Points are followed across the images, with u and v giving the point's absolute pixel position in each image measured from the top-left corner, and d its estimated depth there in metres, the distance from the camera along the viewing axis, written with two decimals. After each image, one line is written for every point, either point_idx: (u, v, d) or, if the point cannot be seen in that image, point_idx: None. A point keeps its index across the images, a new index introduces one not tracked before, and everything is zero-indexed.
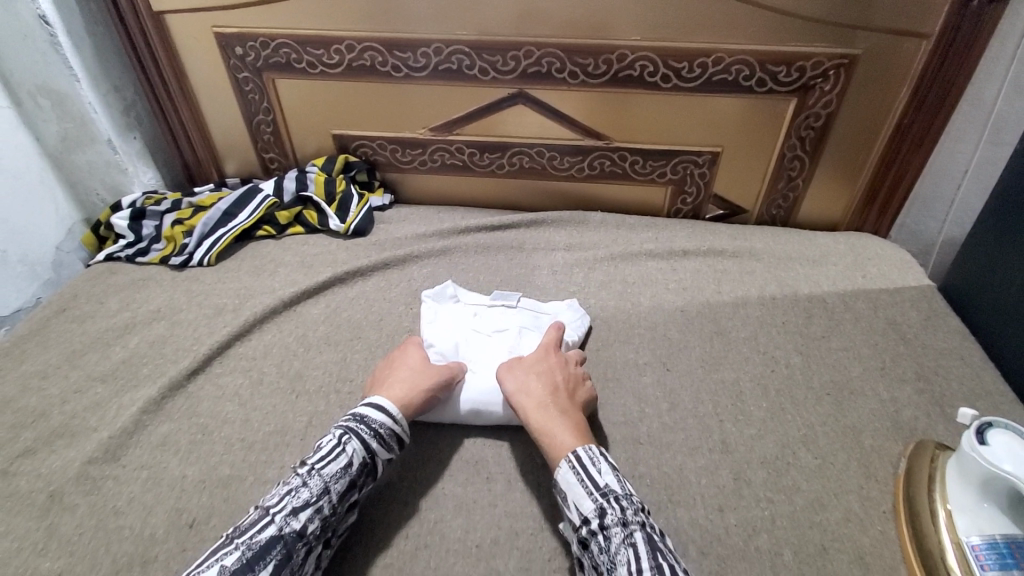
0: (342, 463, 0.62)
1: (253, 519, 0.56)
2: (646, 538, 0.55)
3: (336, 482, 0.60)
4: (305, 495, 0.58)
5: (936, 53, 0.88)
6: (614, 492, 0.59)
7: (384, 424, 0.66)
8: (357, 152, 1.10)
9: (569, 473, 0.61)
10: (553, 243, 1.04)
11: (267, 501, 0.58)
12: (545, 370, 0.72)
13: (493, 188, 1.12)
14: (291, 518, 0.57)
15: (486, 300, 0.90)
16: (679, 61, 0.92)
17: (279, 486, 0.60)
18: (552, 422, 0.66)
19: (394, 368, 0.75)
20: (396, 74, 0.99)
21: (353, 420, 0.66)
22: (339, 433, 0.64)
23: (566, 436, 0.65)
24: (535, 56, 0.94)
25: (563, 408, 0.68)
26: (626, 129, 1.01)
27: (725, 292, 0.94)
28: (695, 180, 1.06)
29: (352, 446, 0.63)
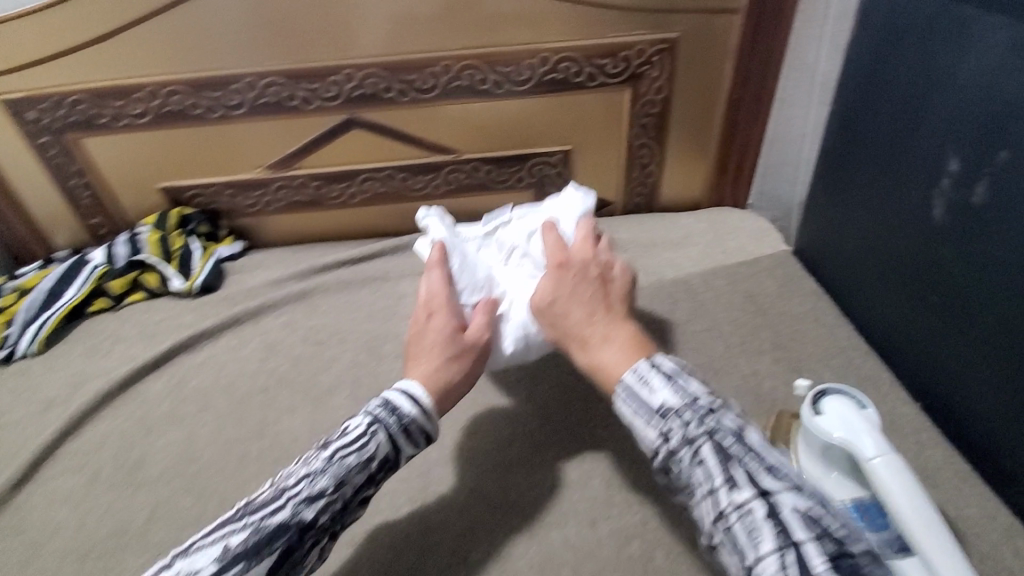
0: (364, 456, 0.57)
1: (264, 500, 0.54)
2: (717, 448, 0.50)
3: (354, 475, 0.56)
4: (321, 483, 0.55)
5: (745, 26, 0.90)
6: (672, 409, 0.53)
7: (413, 417, 0.60)
8: (194, 202, 1.01)
9: (623, 404, 0.56)
10: (418, 267, 0.99)
11: (283, 481, 0.55)
12: (576, 291, 0.66)
13: (352, 219, 1.06)
14: (303, 507, 0.53)
15: (480, 229, 0.83)
16: (505, 66, 0.90)
17: (299, 464, 0.57)
18: (597, 351, 0.61)
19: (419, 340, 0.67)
20: (214, 115, 0.91)
21: (384, 406, 0.60)
22: (368, 421, 0.59)
23: (620, 363, 0.59)
24: (357, 78, 0.89)
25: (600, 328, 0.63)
26: (471, 139, 0.98)
27: None
28: (553, 181, 1.05)
29: (378, 437, 0.58)
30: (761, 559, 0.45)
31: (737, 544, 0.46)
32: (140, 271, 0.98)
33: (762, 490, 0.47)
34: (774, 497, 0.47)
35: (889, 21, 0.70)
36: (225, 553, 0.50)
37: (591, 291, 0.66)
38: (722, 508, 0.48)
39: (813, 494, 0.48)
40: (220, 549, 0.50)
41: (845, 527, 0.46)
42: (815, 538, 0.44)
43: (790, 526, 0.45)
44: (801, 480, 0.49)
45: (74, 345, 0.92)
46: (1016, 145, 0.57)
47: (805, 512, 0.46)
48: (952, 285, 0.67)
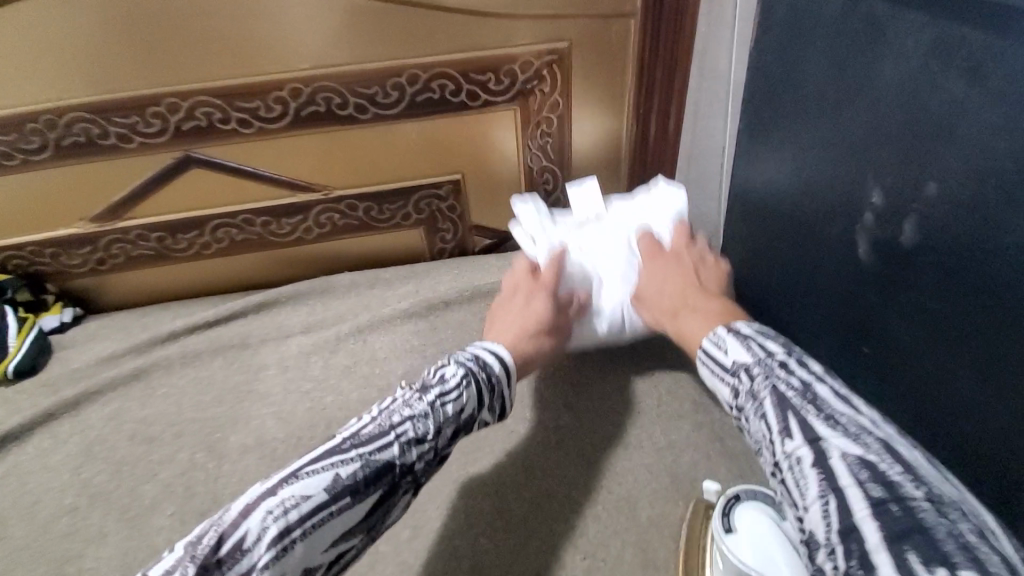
0: (458, 407, 0.56)
1: (372, 432, 0.51)
2: (778, 398, 0.45)
3: (448, 425, 0.55)
4: (425, 426, 0.53)
5: (645, 29, 0.78)
6: (743, 366, 0.49)
7: (498, 373, 0.60)
8: (7, 264, 0.83)
9: (701, 369, 0.53)
10: (287, 328, 0.84)
11: (387, 417, 0.53)
12: (666, 273, 0.65)
13: (210, 272, 0.90)
14: (406, 449, 0.52)
15: (576, 209, 0.76)
16: (367, 87, 0.75)
17: (399, 403, 0.55)
18: (687, 321, 0.58)
19: (517, 309, 0.68)
20: (8, 162, 0.74)
21: (475, 360, 0.60)
22: (461, 373, 0.58)
23: (698, 331, 0.56)
24: (184, 108, 0.73)
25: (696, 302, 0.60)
26: (340, 173, 0.83)
27: None
28: (445, 215, 0.91)
29: (469, 390, 0.57)
30: (807, 509, 0.39)
31: (788, 496, 0.41)
32: None
33: (811, 438, 0.42)
34: (825, 445, 0.41)
35: (793, 21, 0.59)
36: (336, 484, 0.47)
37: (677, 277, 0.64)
38: (776, 459, 0.43)
39: (880, 445, 0.40)
40: (329, 480, 0.47)
41: (932, 472, 0.39)
42: (862, 487, 0.38)
43: (835, 472, 0.39)
44: (863, 429, 0.41)
45: None
46: (944, 176, 0.47)
47: (862, 462, 0.39)
48: (885, 337, 0.57)
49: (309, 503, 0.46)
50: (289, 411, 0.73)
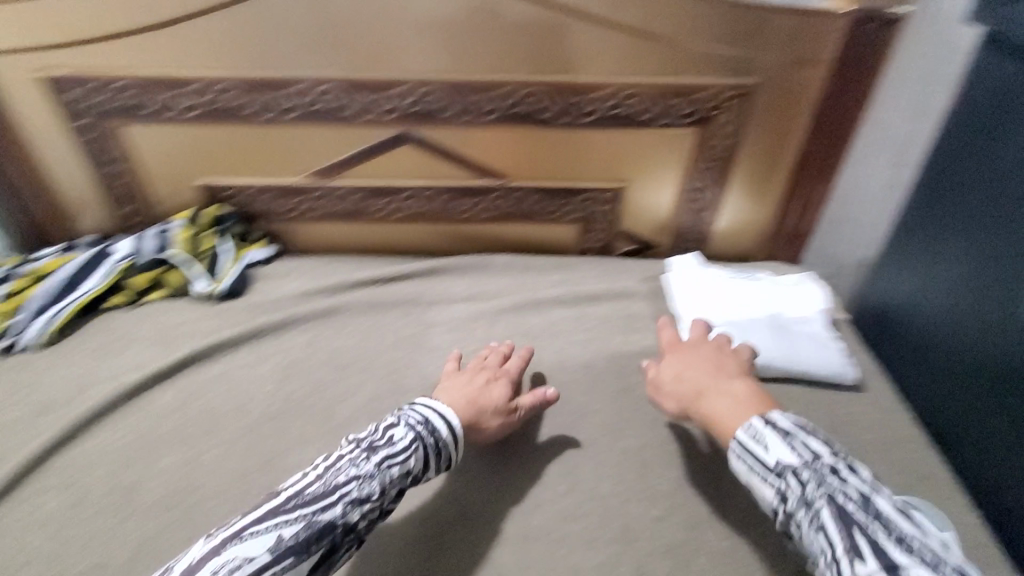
0: (404, 470, 0.59)
1: (315, 492, 0.55)
2: (835, 513, 0.50)
3: (393, 486, 0.58)
4: (371, 488, 0.57)
5: (832, 80, 0.85)
6: (789, 468, 0.53)
7: (447, 440, 0.63)
8: (230, 201, 0.98)
9: (738, 461, 0.56)
10: (452, 294, 0.94)
11: (334, 477, 0.57)
12: (691, 360, 0.69)
13: (389, 234, 1.02)
14: (350, 508, 0.55)
15: (730, 270, 0.97)
16: (571, 96, 0.85)
17: (348, 461, 0.58)
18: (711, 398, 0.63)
19: (471, 381, 0.73)
20: (262, 117, 0.87)
21: (424, 424, 0.63)
22: (411, 436, 0.61)
23: (733, 415, 0.60)
24: (417, 93, 0.85)
25: (719, 387, 0.63)
26: (524, 167, 0.93)
27: (634, 341, 0.87)
28: (602, 217, 1.00)
29: (416, 455, 0.61)
30: None
31: None
32: (162, 269, 0.92)
33: (888, 564, 0.46)
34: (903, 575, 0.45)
35: (999, 98, 0.69)
36: (277, 546, 0.51)
37: (703, 356, 0.69)
38: None
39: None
40: (272, 540, 0.51)
41: None
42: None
43: None
44: (937, 556, 0.46)
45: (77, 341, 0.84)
46: None
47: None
48: None
49: (250, 565, 0.49)
50: (455, 366, 0.83)
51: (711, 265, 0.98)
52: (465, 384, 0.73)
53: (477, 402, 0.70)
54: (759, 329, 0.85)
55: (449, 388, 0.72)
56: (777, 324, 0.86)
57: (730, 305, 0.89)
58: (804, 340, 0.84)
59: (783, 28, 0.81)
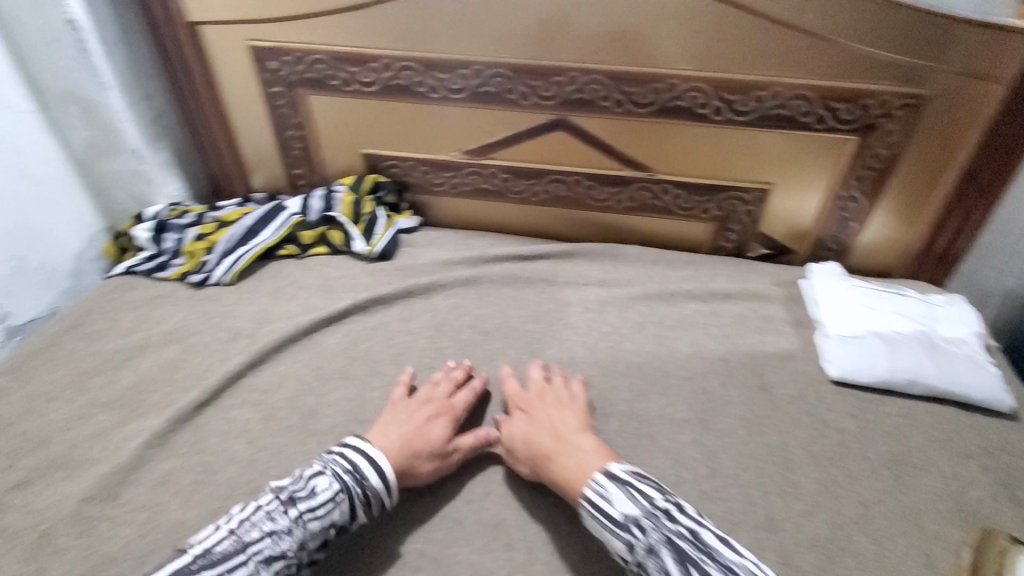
0: (325, 522, 0.60)
1: (226, 550, 0.56)
2: (672, 551, 0.55)
3: (312, 539, 0.59)
4: (284, 543, 0.57)
5: (1016, 94, 0.81)
6: (634, 519, 0.58)
7: (377, 491, 0.63)
8: (388, 171, 1.06)
9: (590, 519, 0.60)
10: (586, 277, 0.98)
11: (245, 533, 0.57)
12: (537, 412, 0.73)
13: (526, 215, 1.07)
14: (262, 567, 0.56)
15: (871, 283, 0.94)
16: (732, 93, 0.86)
17: (263, 514, 0.59)
18: (581, 454, 0.66)
19: (406, 422, 0.71)
20: (433, 95, 0.95)
21: (351, 473, 0.63)
22: (336, 487, 0.61)
23: (588, 467, 0.64)
24: (579, 82, 0.89)
25: (565, 445, 0.67)
26: (671, 162, 0.95)
27: (770, 342, 0.87)
28: (740, 218, 1.00)
29: (341, 508, 0.61)
30: None
31: None
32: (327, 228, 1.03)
33: None
34: None
35: None
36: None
37: (547, 403, 0.73)
38: None
39: None
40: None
41: None
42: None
43: None
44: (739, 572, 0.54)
45: (258, 283, 0.95)
46: None
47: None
48: None
49: None
50: (593, 345, 0.86)
51: (851, 277, 0.95)
52: (397, 426, 0.70)
53: (412, 452, 0.67)
54: (904, 342, 0.82)
55: (380, 431, 0.69)
56: (931, 342, 0.83)
57: (877, 317, 0.86)
58: (962, 361, 0.80)
59: (969, 38, 0.78)
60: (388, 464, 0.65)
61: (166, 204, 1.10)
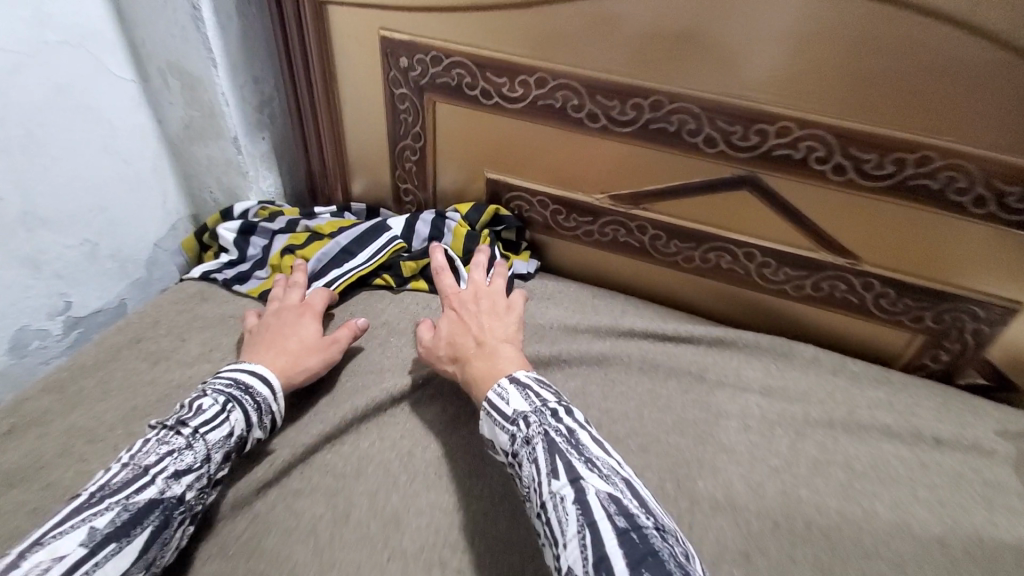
0: (226, 431, 0.57)
1: (125, 478, 0.50)
2: (546, 445, 0.52)
3: (219, 450, 0.56)
4: (187, 459, 0.53)
5: None
6: (522, 414, 0.56)
7: (269, 397, 0.62)
8: (510, 204, 0.89)
9: (485, 418, 0.59)
10: (745, 380, 0.76)
11: (142, 459, 0.52)
12: (474, 315, 0.71)
13: (669, 281, 0.87)
14: (170, 483, 0.51)
15: None
16: (1012, 184, 0.62)
17: (154, 442, 0.54)
18: (495, 353, 0.65)
19: (277, 336, 0.69)
20: (591, 124, 0.76)
21: (235, 385, 0.60)
22: (222, 399, 0.58)
23: (504, 369, 0.62)
24: (792, 135, 0.68)
25: (485, 349, 0.66)
26: (888, 254, 0.72)
27: (1004, 528, 0.63)
28: (963, 335, 0.75)
29: (235, 416, 0.58)
30: (566, 546, 0.46)
31: (552, 535, 0.48)
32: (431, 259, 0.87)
33: (573, 478, 0.49)
34: (583, 484, 0.49)
35: None
36: (90, 538, 0.45)
37: (483, 309, 0.72)
38: (544, 499, 0.49)
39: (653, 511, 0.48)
40: (83, 534, 0.45)
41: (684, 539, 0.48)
42: (610, 518, 0.46)
43: (590, 509, 0.47)
44: (612, 471, 0.51)
45: (347, 319, 0.81)
46: None
47: (609, 497, 0.48)
48: None
49: (61, 563, 0.43)
50: (759, 482, 0.65)
51: None
52: (278, 343, 0.68)
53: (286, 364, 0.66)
54: None
55: (259, 348, 0.67)
56: None
57: None
58: None
59: None
60: (264, 369, 0.64)
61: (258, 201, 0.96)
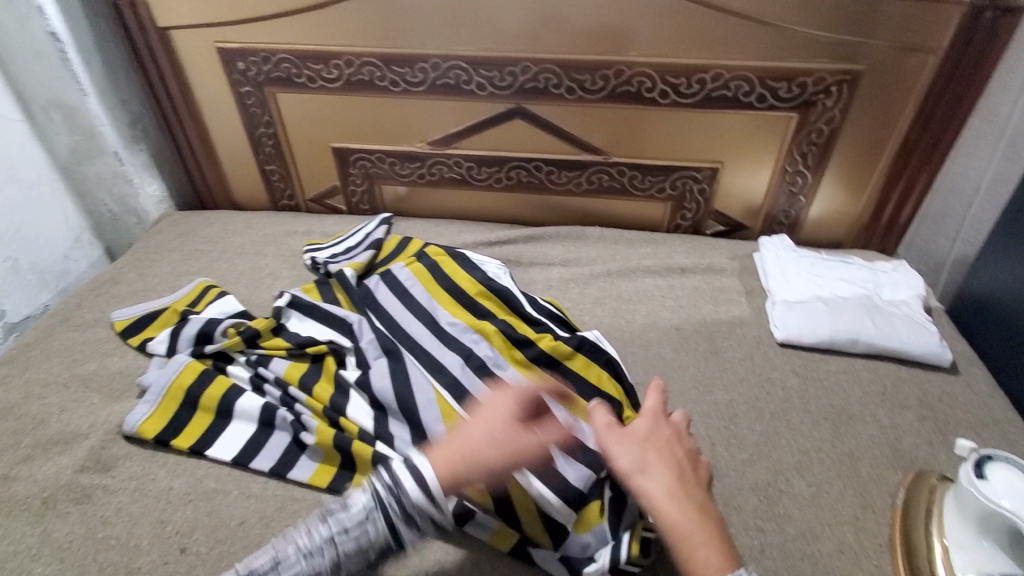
0: (358, 542, 0.53)
1: (267, 562, 0.53)
2: None
3: (348, 556, 0.53)
4: (314, 562, 0.52)
5: (940, 69, 0.86)
6: None
7: (420, 503, 0.53)
8: (357, 164, 1.10)
9: None
10: (550, 258, 1.02)
11: (283, 550, 0.53)
12: (664, 435, 0.56)
13: (492, 202, 1.12)
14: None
15: (820, 253, 0.98)
16: (677, 77, 0.92)
17: (301, 530, 0.54)
18: (695, 519, 0.49)
19: (476, 417, 0.56)
20: (395, 89, 0.99)
21: (389, 489, 0.54)
22: (368, 505, 0.54)
23: (703, 549, 0.47)
24: (532, 71, 0.94)
25: (692, 506, 0.50)
26: (626, 145, 1.01)
27: (722, 311, 0.91)
28: (694, 196, 1.05)
29: (375, 525, 0.54)
30: None
31: None
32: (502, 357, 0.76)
33: None
34: None
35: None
36: None
37: (671, 439, 0.55)
38: None
39: None
40: None
41: None
42: None
43: None
44: None
45: (239, 273, 1.00)
46: None
47: None
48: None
49: None
50: None
51: (799, 248, 0.99)
52: (468, 422, 0.57)
53: (478, 450, 0.54)
54: (844, 304, 0.85)
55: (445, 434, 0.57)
56: (873, 304, 0.85)
57: (818, 284, 0.90)
58: (898, 318, 0.83)
59: (896, 15, 0.83)
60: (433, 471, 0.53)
61: (239, 338, 0.79)
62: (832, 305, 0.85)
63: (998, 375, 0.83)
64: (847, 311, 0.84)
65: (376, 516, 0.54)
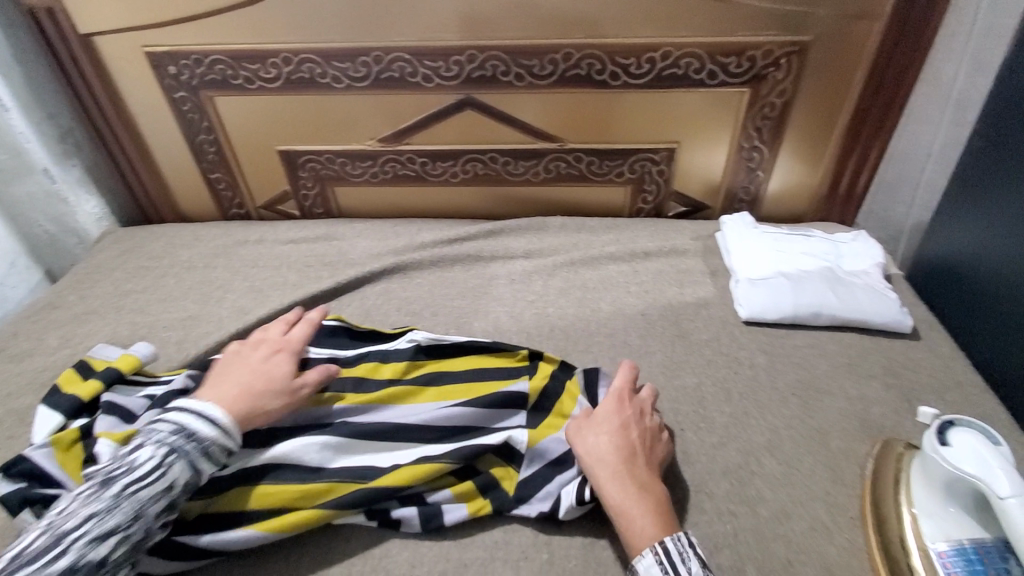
0: (164, 487, 0.54)
1: (43, 543, 0.48)
2: None
3: (152, 504, 0.53)
4: (113, 520, 0.51)
5: (885, 34, 0.86)
6: None
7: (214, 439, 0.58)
8: (306, 167, 1.06)
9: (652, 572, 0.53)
10: (512, 251, 1.00)
11: (61, 525, 0.50)
12: (626, 416, 0.65)
13: (450, 197, 1.09)
14: (91, 547, 0.49)
15: (783, 228, 0.97)
16: (626, 58, 0.90)
17: (78, 502, 0.51)
18: (636, 494, 0.58)
19: (238, 369, 0.66)
20: (337, 85, 0.95)
21: (179, 434, 0.57)
22: (161, 454, 0.55)
23: (643, 519, 0.56)
24: (479, 59, 0.91)
25: (639, 481, 0.59)
26: (581, 130, 0.98)
27: (687, 293, 0.90)
28: (654, 178, 1.04)
29: (175, 469, 0.55)
30: None
31: None
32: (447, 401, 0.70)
33: None
34: None
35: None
36: None
37: (632, 421, 0.65)
38: None
39: None
40: None
41: None
42: None
43: None
44: None
45: (187, 288, 0.96)
46: None
47: None
48: None
49: None
50: (518, 314, 0.88)
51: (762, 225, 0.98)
52: (228, 376, 0.65)
53: (247, 384, 0.64)
54: (807, 278, 0.85)
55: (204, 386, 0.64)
56: (834, 275, 0.85)
57: (781, 259, 0.89)
58: (860, 289, 0.83)
59: None
60: (223, 413, 0.60)
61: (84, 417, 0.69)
62: (794, 280, 0.84)
63: (958, 337, 0.83)
64: (809, 285, 0.83)
65: (172, 458, 0.55)
